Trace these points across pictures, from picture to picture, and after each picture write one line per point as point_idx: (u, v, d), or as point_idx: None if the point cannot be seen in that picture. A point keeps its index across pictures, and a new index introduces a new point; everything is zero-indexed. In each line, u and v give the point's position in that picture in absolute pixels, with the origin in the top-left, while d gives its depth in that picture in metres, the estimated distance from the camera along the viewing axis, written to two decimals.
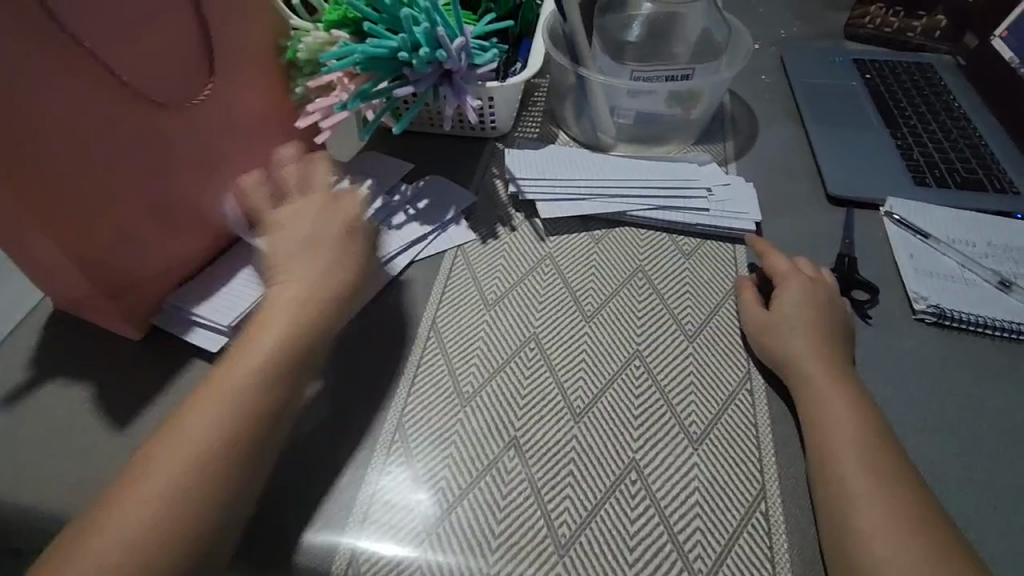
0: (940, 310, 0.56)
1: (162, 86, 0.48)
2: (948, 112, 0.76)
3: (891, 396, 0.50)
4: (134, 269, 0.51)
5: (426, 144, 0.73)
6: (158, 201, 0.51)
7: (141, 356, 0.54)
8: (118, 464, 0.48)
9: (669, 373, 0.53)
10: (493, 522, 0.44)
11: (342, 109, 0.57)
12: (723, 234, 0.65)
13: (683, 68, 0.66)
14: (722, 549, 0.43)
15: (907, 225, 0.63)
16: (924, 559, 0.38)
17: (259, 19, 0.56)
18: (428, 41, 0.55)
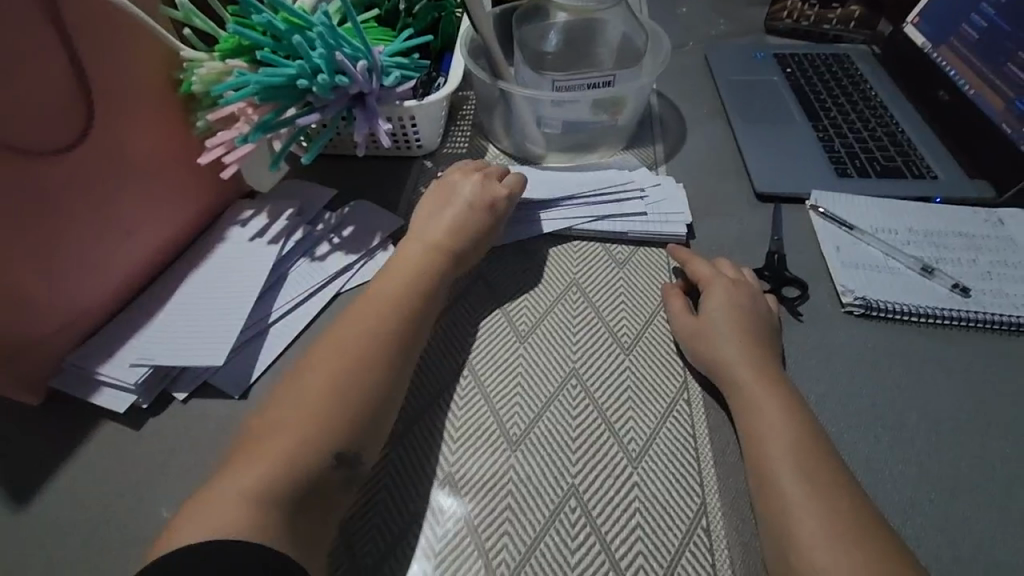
0: (867, 301, 0.56)
1: (38, 134, 0.45)
2: (865, 101, 0.78)
3: (822, 395, 0.50)
4: (21, 332, 0.47)
5: (350, 168, 0.71)
6: (44, 256, 0.47)
7: (43, 424, 0.50)
8: (21, 545, 0.44)
9: (605, 390, 0.51)
10: (428, 569, 0.42)
11: (245, 141, 0.54)
12: (655, 239, 0.64)
13: (604, 75, 0.65)
14: (664, 572, 0.41)
15: (833, 218, 0.64)
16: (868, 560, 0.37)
17: (142, 55, 0.53)
18: (328, 66, 0.53)
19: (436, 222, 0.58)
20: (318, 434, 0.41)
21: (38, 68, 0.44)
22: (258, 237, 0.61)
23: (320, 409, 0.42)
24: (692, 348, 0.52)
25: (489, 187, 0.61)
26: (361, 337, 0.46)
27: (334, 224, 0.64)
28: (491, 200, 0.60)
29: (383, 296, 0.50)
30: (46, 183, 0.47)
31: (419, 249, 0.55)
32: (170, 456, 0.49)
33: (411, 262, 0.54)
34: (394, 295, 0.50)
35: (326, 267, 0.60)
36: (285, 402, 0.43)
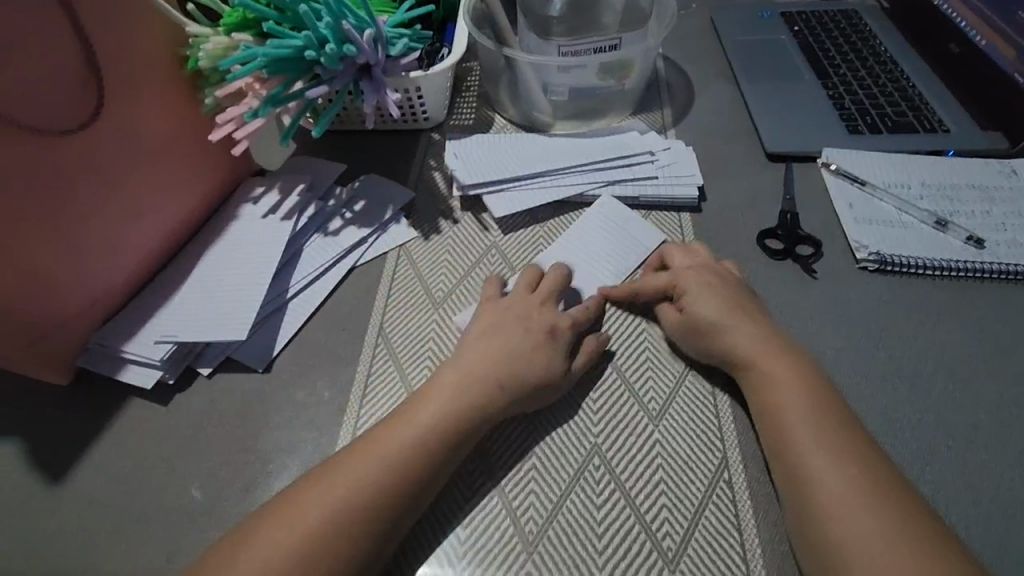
0: (881, 256, 0.56)
1: (49, 115, 0.45)
2: (875, 57, 0.77)
3: (839, 349, 0.51)
4: (46, 313, 0.48)
5: (357, 143, 0.71)
6: (63, 238, 0.48)
7: (72, 403, 0.51)
8: (59, 520, 0.45)
9: (624, 352, 0.52)
10: (457, 528, 0.43)
11: (254, 116, 0.54)
12: (666, 203, 0.64)
13: (610, 38, 0.64)
14: (689, 524, 0.42)
15: (844, 174, 0.63)
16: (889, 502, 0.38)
17: (148, 29, 0.52)
18: (335, 36, 0.53)
19: (495, 337, 0.47)
20: (369, 499, 0.38)
21: (46, 47, 0.44)
22: (271, 213, 0.61)
23: (379, 482, 0.39)
24: (690, 345, 0.50)
25: (547, 315, 0.49)
26: (428, 428, 0.41)
27: (345, 199, 0.64)
28: (552, 328, 0.48)
29: (446, 394, 0.43)
30: (62, 163, 0.47)
31: (472, 352, 0.47)
32: (200, 429, 0.50)
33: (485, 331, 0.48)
34: (463, 394, 0.44)
35: (340, 242, 0.61)
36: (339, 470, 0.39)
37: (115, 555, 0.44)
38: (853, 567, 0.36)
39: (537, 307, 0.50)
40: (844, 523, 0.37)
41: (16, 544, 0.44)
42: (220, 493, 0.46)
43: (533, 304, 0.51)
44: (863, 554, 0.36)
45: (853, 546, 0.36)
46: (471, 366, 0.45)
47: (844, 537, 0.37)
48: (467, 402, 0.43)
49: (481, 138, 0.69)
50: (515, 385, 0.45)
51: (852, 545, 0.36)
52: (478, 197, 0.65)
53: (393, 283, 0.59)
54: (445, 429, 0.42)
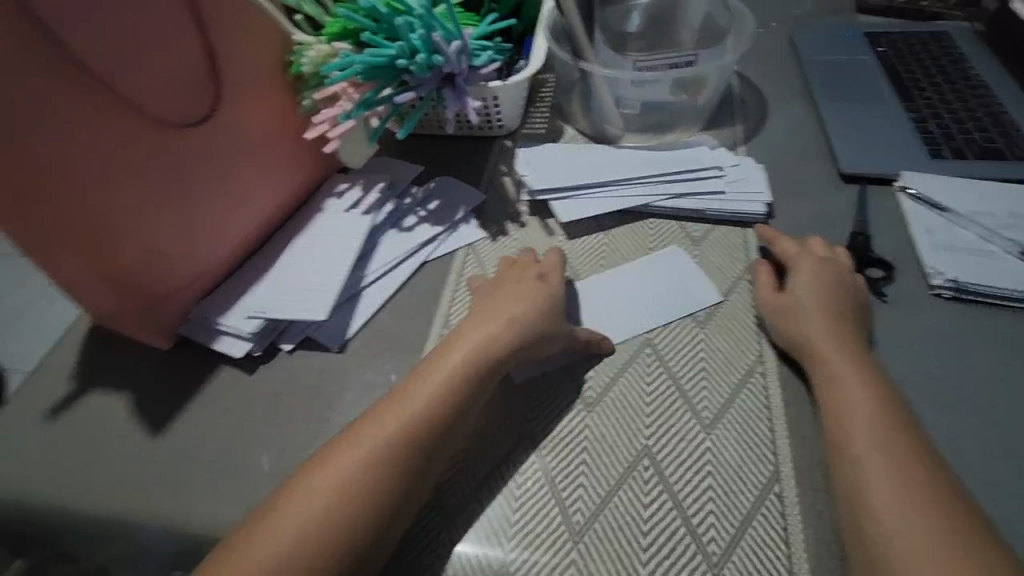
0: (958, 284, 0.55)
1: (174, 109, 0.52)
2: (964, 80, 0.74)
3: (906, 375, 0.50)
4: (158, 285, 0.54)
5: (436, 147, 0.75)
6: (176, 218, 0.54)
7: (172, 365, 0.57)
8: (157, 468, 0.51)
9: (680, 360, 0.53)
10: (508, 512, 0.45)
11: (348, 118, 0.59)
12: (733, 218, 0.64)
13: (686, 55, 0.66)
14: (736, 532, 0.43)
15: (924, 199, 0.62)
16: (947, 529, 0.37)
17: (261, 35, 0.59)
18: (426, 47, 0.57)
19: (494, 304, 0.52)
20: (345, 519, 0.39)
21: (173, 49, 0.51)
22: (354, 208, 0.66)
23: (414, 423, 0.43)
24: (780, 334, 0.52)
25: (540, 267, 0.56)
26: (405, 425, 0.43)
27: (420, 198, 0.68)
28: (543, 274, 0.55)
29: (480, 336, 0.48)
30: (181, 153, 0.53)
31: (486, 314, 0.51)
32: (279, 399, 0.54)
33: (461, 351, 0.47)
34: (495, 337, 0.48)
35: (414, 238, 0.65)
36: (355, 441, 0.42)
37: (201, 504, 0.49)
38: None
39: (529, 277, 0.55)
40: (885, 543, 0.37)
41: (121, 485, 0.50)
42: (293, 459, 0.50)
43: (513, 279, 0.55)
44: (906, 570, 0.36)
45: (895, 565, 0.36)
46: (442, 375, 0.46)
47: (886, 554, 0.37)
48: (500, 340, 0.48)
49: (552, 146, 0.72)
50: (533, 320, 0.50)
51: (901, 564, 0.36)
52: (545, 203, 0.68)
53: (460, 279, 0.62)
54: (474, 364, 0.47)
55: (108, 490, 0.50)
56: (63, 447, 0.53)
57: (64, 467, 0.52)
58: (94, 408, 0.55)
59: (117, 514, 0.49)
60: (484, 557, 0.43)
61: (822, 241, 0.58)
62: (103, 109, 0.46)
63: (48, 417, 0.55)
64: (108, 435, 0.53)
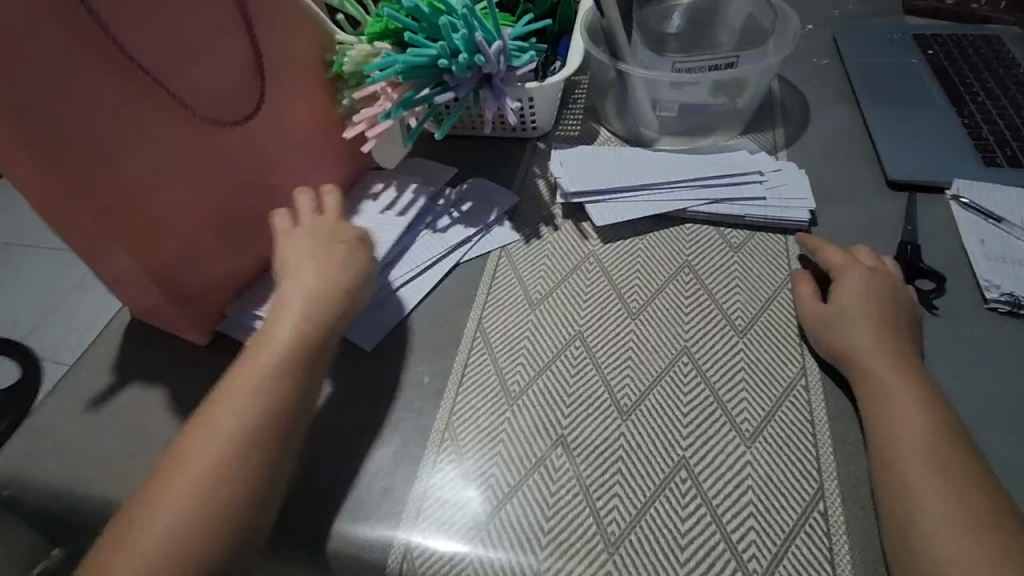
0: (1015, 298, 0.52)
1: (219, 107, 0.52)
2: (1020, 85, 0.71)
3: (960, 392, 0.48)
4: (197, 280, 0.55)
5: (468, 148, 0.75)
6: (216, 214, 0.54)
7: (208, 361, 0.58)
8: None
9: (719, 370, 0.51)
10: (541, 519, 0.45)
11: (387, 118, 0.59)
12: (774, 224, 0.62)
13: (728, 56, 0.65)
14: (778, 550, 0.41)
15: (978, 209, 0.59)
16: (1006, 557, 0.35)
17: (303, 33, 0.59)
18: (467, 47, 0.57)
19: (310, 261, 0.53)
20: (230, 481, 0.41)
21: (222, 47, 0.51)
22: (388, 210, 0.66)
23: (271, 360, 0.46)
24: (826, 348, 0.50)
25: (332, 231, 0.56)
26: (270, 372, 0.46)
27: (454, 200, 0.68)
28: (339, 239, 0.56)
29: (280, 332, 0.48)
30: (225, 151, 0.54)
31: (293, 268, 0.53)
32: None
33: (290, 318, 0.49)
34: (283, 336, 0.48)
35: (446, 238, 0.65)
36: (247, 365, 0.46)
37: None
38: None
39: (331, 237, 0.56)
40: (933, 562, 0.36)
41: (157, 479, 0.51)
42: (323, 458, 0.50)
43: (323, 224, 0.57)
44: None
45: None
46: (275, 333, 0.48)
47: None
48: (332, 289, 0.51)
49: (587, 149, 0.71)
50: (319, 316, 0.50)
51: None
52: (579, 205, 0.67)
53: (492, 283, 0.61)
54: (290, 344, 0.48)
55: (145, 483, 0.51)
56: (101, 439, 0.54)
57: (102, 459, 0.52)
58: (131, 401, 0.56)
59: None
60: (516, 563, 0.43)
61: (869, 250, 0.56)
62: (153, 106, 0.47)
63: (86, 408, 0.56)
64: (144, 429, 0.54)
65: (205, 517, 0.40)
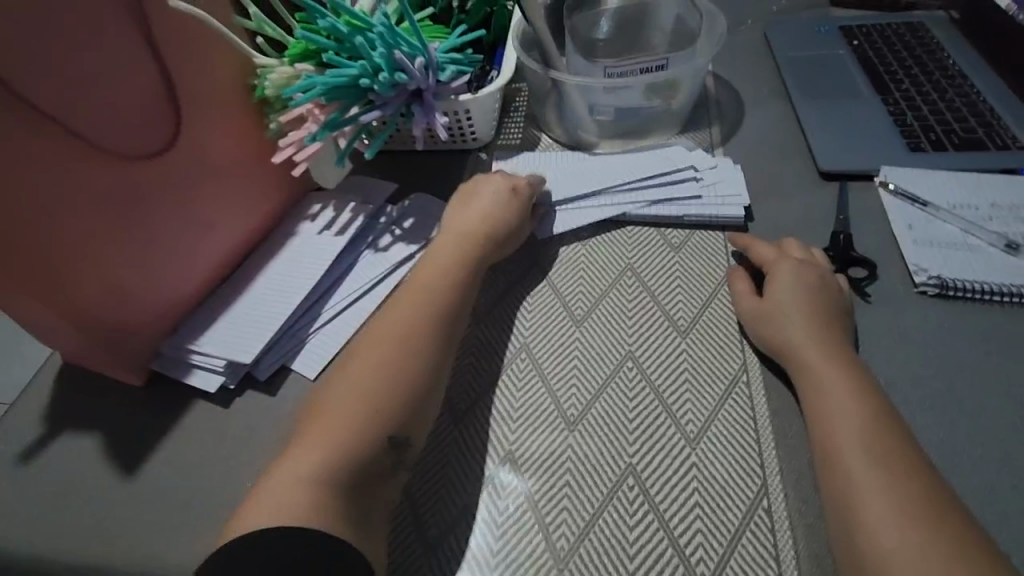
0: (942, 280, 0.54)
1: (131, 141, 0.50)
2: (941, 70, 0.73)
3: (893, 378, 0.49)
4: (123, 320, 0.53)
5: (409, 163, 0.74)
6: (139, 251, 0.52)
7: (144, 402, 0.56)
8: (130, 510, 0.50)
9: (662, 373, 0.52)
10: (491, 539, 0.44)
11: (314, 140, 0.58)
12: (712, 222, 0.63)
13: (657, 59, 0.65)
14: (724, 551, 0.42)
15: (904, 194, 0.61)
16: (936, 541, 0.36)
17: (220, 60, 0.57)
18: (389, 65, 0.57)
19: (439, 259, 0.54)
20: (332, 479, 0.40)
21: (129, 79, 0.49)
22: (327, 230, 0.65)
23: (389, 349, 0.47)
24: (766, 343, 0.50)
25: (508, 179, 0.62)
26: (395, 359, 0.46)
27: (395, 216, 0.67)
28: (513, 187, 0.62)
29: (424, 287, 0.52)
30: (141, 185, 0.52)
31: (462, 212, 0.59)
32: (256, 431, 0.53)
33: (408, 307, 0.50)
34: (442, 285, 0.52)
35: (388, 257, 0.64)
36: (362, 363, 0.46)
37: (174, 546, 0.47)
38: None
39: (497, 180, 0.62)
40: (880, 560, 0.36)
41: (92, 531, 0.49)
42: None
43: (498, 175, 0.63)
44: None
45: None
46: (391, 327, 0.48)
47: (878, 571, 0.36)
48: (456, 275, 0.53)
49: (526, 158, 0.71)
50: (470, 264, 0.55)
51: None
52: None
53: None
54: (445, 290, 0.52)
55: (80, 537, 0.49)
56: (33, 493, 0.52)
57: (34, 514, 0.50)
58: (64, 451, 0.54)
59: (89, 561, 0.47)
60: None
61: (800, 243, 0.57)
62: (55, 146, 0.45)
63: (17, 461, 0.54)
64: (79, 478, 0.52)
65: (340, 471, 0.41)
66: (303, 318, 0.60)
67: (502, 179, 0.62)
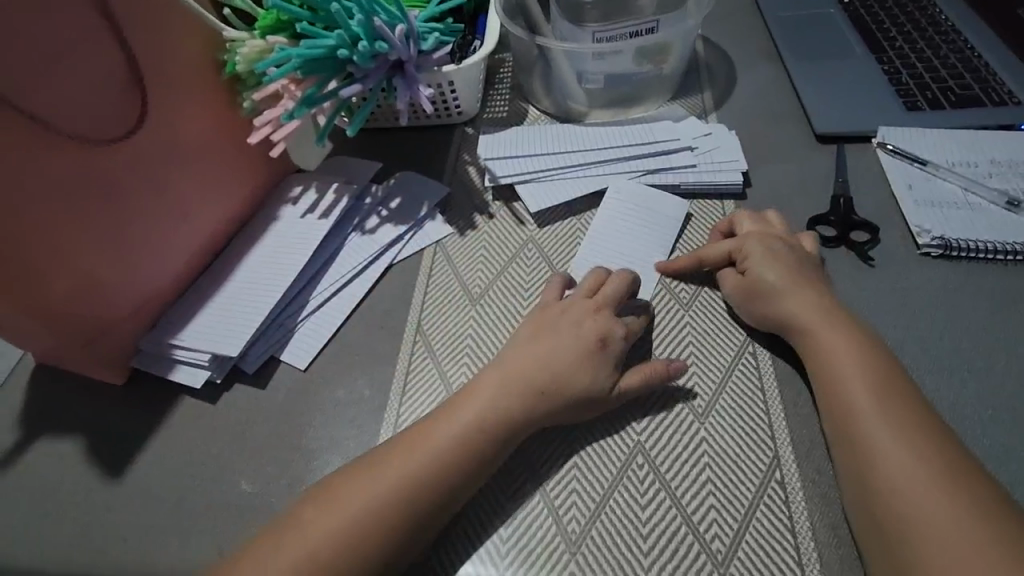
0: (945, 240, 0.53)
1: (97, 124, 0.47)
2: (934, 26, 0.71)
3: (900, 341, 0.48)
4: (98, 317, 0.50)
5: (391, 140, 0.71)
6: (110, 242, 0.49)
7: (127, 401, 0.53)
8: (119, 515, 0.47)
9: (667, 347, 0.50)
10: (498, 526, 0.42)
11: (291, 118, 0.55)
12: (709, 190, 0.61)
13: (647, 21, 0.62)
14: (739, 526, 0.41)
15: (903, 154, 0.60)
16: (962, 502, 0.35)
17: (184, 31, 0.53)
18: (366, 33, 0.53)
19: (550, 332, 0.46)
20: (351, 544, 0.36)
21: (88, 58, 0.45)
22: (309, 213, 0.62)
23: (468, 431, 0.41)
24: None
25: (599, 322, 0.47)
26: (460, 434, 0.41)
27: (381, 197, 0.64)
28: (603, 340, 0.46)
29: (521, 364, 0.44)
30: (107, 172, 0.48)
31: (529, 347, 0.46)
32: (247, 425, 0.51)
33: (506, 384, 0.43)
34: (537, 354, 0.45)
35: (377, 239, 0.61)
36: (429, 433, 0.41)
37: (171, 550, 0.45)
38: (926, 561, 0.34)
39: (587, 318, 0.47)
40: (914, 527, 0.35)
41: (81, 537, 0.47)
42: (268, 493, 0.47)
43: (587, 308, 0.48)
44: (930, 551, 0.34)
45: (930, 547, 0.34)
46: (478, 413, 0.42)
47: (904, 536, 0.35)
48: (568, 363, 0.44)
49: (514, 130, 0.68)
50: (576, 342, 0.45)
51: (920, 543, 0.34)
52: (511, 187, 0.64)
53: (429, 280, 0.58)
54: (504, 414, 0.42)
55: (67, 546, 0.46)
56: (13, 503, 0.49)
57: (16, 524, 0.48)
58: (44, 457, 0.51)
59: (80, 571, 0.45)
60: None
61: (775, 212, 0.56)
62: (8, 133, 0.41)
63: None
64: (63, 484, 0.49)
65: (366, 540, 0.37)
66: (288, 305, 0.57)
67: (592, 322, 0.47)
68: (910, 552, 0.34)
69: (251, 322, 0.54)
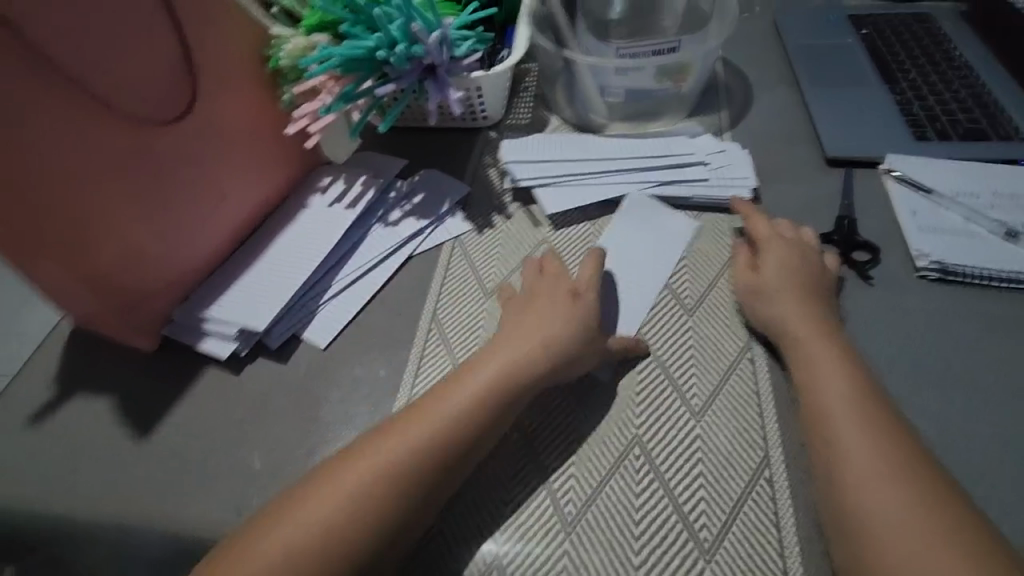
0: (943, 265, 0.55)
1: (150, 106, 0.51)
2: (947, 61, 0.74)
3: (893, 357, 0.50)
4: (136, 285, 0.53)
5: (418, 140, 0.74)
6: (152, 215, 0.52)
7: (157, 367, 0.56)
8: (143, 472, 0.50)
9: (669, 349, 0.53)
10: (498, 505, 0.45)
11: (327, 111, 0.58)
12: (720, 205, 0.64)
13: (669, 41, 0.65)
14: (727, 518, 0.43)
15: (909, 181, 0.62)
16: (920, 503, 0.37)
17: (235, 24, 0.57)
18: (405, 37, 0.57)
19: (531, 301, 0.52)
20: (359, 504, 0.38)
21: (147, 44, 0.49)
22: (337, 202, 0.65)
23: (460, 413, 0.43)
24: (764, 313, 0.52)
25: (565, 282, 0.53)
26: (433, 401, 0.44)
27: (405, 191, 0.68)
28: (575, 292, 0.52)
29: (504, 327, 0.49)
30: (154, 148, 0.52)
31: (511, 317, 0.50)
32: (267, 397, 0.54)
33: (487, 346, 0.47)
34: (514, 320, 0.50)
35: (398, 232, 0.64)
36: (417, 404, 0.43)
37: (190, 507, 0.48)
38: (891, 554, 0.36)
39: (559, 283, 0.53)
40: (881, 518, 0.37)
41: (106, 490, 0.50)
42: (282, 461, 0.50)
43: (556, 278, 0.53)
44: (889, 543, 0.36)
45: (890, 542, 0.36)
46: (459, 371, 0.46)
47: (867, 531, 0.37)
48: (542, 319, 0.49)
49: (535, 136, 0.71)
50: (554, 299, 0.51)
51: (881, 536, 0.36)
52: (529, 190, 0.67)
53: (447, 272, 0.61)
54: (512, 397, 0.45)
55: (93, 498, 0.49)
56: (46, 454, 0.52)
57: (48, 474, 0.51)
58: (77, 414, 0.54)
59: (105, 521, 0.48)
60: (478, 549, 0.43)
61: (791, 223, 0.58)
62: (63, 108, 0.44)
63: (30, 423, 0.54)
64: (92, 440, 0.53)
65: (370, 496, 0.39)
66: (312, 288, 0.60)
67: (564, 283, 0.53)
68: (872, 540, 0.37)
69: (276, 300, 0.57)
